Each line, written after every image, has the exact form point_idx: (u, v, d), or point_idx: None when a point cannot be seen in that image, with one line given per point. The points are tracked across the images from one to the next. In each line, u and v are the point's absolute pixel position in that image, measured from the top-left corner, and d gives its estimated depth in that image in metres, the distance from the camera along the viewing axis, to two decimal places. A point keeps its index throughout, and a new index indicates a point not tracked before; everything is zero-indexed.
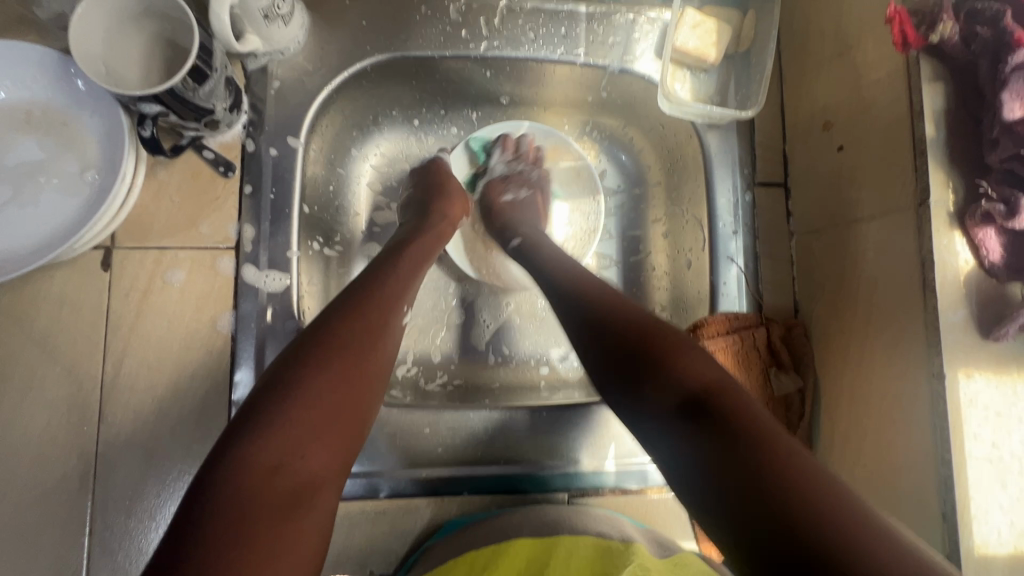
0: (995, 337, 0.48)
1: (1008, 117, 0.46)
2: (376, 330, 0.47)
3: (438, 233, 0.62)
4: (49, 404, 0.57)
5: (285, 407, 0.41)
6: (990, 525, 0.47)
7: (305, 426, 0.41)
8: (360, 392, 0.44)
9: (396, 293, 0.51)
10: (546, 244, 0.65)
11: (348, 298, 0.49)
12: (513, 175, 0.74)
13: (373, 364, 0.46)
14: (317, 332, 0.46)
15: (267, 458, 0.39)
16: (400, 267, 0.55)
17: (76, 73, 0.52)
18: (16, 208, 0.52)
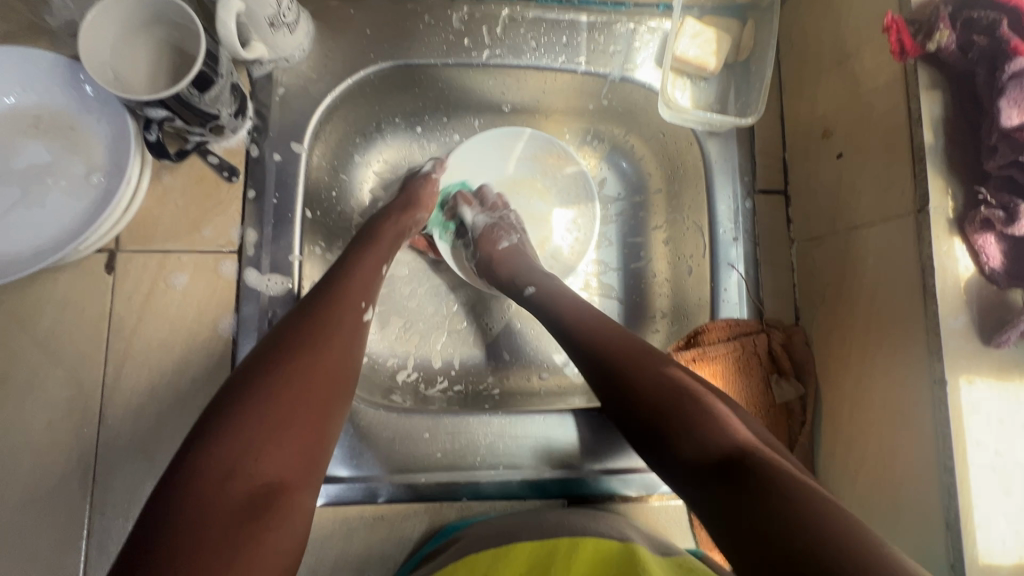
0: (997, 344, 0.48)
1: (1006, 123, 0.46)
2: (335, 331, 0.48)
3: (400, 234, 0.63)
4: (50, 406, 0.57)
5: (246, 407, 0.41)
6: (995, 534, 0.46)
7: (266, 425, 0.41)
8: (322, 389, 0.45)
9: (354, 294, 0.52)
10: (557, 291, 0.63)
11: (311, 302, 0.50)
12: (496, 223, 0.72)
13: (336, 362, 0.47)
14: (280, 336, 0.46)
15: (228, 457, 0.39)
16: (361, 267, 0.56)
17: (86, 79, 0.53)
18: (23, 211, 0.52)
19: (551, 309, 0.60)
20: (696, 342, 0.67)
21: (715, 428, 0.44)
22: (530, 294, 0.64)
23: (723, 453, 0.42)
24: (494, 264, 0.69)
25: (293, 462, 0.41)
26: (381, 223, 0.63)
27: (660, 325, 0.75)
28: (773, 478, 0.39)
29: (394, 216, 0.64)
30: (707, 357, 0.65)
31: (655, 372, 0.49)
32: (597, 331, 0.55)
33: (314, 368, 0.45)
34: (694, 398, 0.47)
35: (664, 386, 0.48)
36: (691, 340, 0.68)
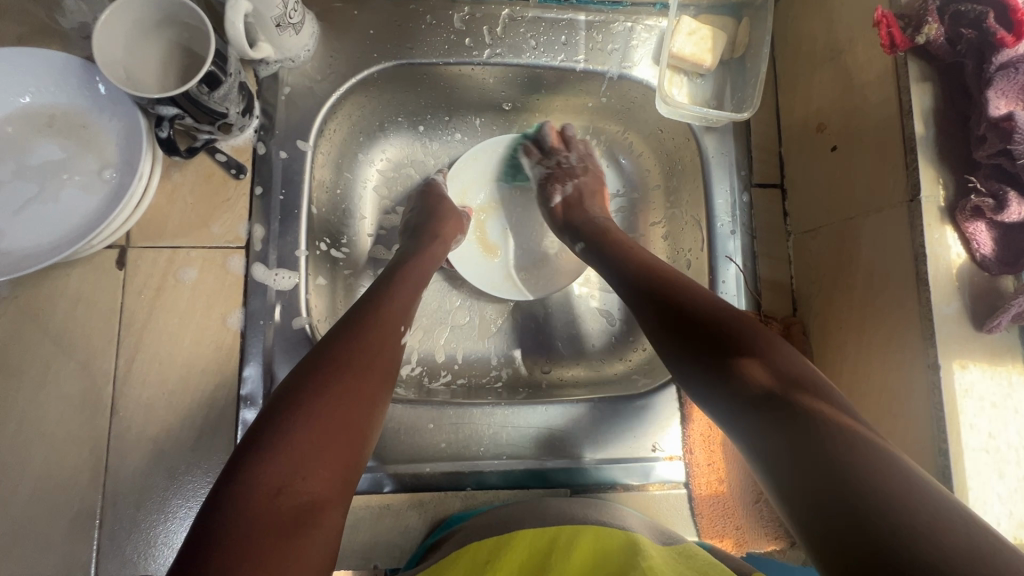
0: (989, 329, 0.49)
1: (993, 113, 0.48)
2: (379, 356, 0.49)
3: (430, 255, 0.64)
4: (63, 398, 0.58)
5: (296, 423, 0.41)
6: (990, 515, 0.47)
7: (314, 446, 0.41)
8: (360, 409, 0.45)
9: (395, 316, 0.53)
10: (603, 233, 0.66)
11: (350, 321, 0.51)
12: (569, 168, 0.75)
13: (377, 381, 0.48)
14: (319, 358, 0.47)
15: (271, 480, 0.39)
16: (396, 289, 0.56)
17: (99, 79, 0.55)
18: (38, 207, 0.54)
19: (605, 246, 0.64)
20: None
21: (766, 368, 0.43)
22: (580, 250, 0.67)
23: (763, 386, 0.42)
24: (558, 220, 0.72)
25: (338, 475, 0.42)
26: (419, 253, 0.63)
27: None
28: (850, 462, 0.35)
29: (430, 242, 0.66)
30: None
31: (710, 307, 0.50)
32: (646, 267, 0.57)
33: (359, 389, 0.46)
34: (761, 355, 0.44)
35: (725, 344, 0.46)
36: None
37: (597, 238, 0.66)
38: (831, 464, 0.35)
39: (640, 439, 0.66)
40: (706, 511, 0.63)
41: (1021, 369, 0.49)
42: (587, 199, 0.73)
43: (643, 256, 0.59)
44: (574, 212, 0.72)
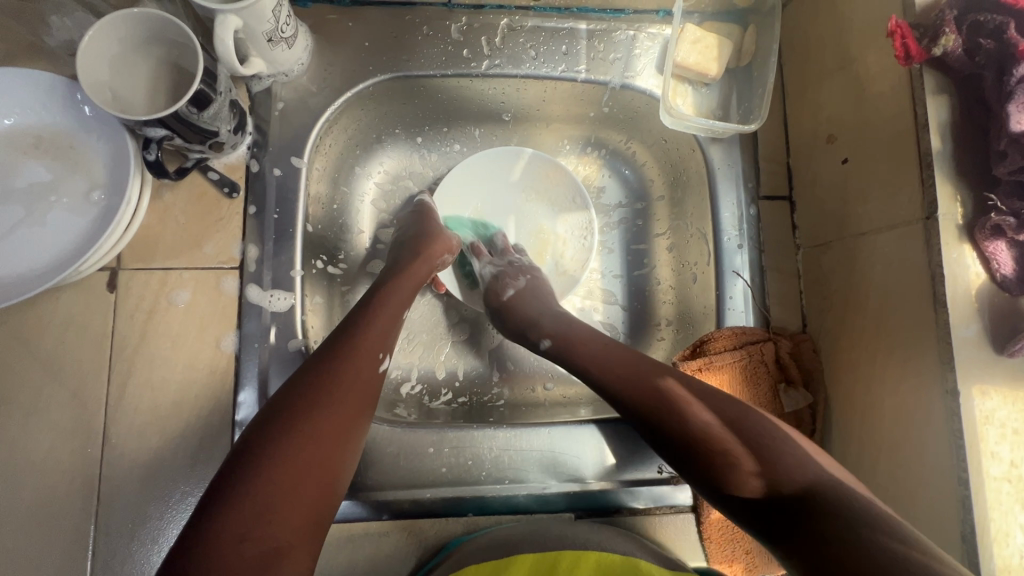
0: (1010, 352, 0.47)
1: (1015, 128, 0.45)
2: (360, 390, 0.48)
3: (409, 276, 0.61)
4: (53, 425, 0.57)
5: (264, 466, 0.41)
6: (1012, 547, 0.46)
7: (279, 489, 0.40)
8: (335, 447, 0.44)
9: (373, 342, 0.51)
10: (575, 336, 0.61)
11: (330, 348, 0.50)
12: (504, 271, 0.70)
13: (354, 417, 0.47)
14: (294, 392, 0.46)
15: (232, 529, 0.38)
16: (381, 313, 0.55)
17: (84, 99, 0.53)
18: (24, 231, 0.52)
19: (571, 362, 0.59)
20: (702, 351, 0.66)
21: (779, 464, 0.46)
22: (547, 349, 0.62)
23: (792, 487, 0.45)
24: (500, 317, 0.67)
25: (310, 519, 0.41)
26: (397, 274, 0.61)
27: (665, 333, 0.75)
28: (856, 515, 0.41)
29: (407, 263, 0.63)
30: (714, 367, 0.64)
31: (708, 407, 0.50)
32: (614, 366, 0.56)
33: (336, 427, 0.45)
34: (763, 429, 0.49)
35: (725, 418, 0.49)
36: (697, 349, 0.67)
37: (527, 326, 0.65)
38: (834, 530, 0.40)
39: (647, 461, 0.64)
40: (716, 537, 0.61)
41: None
42: (541, 297, 0.68)
43: (602, 348, 0.58)
44: (512, 313, 0.66)
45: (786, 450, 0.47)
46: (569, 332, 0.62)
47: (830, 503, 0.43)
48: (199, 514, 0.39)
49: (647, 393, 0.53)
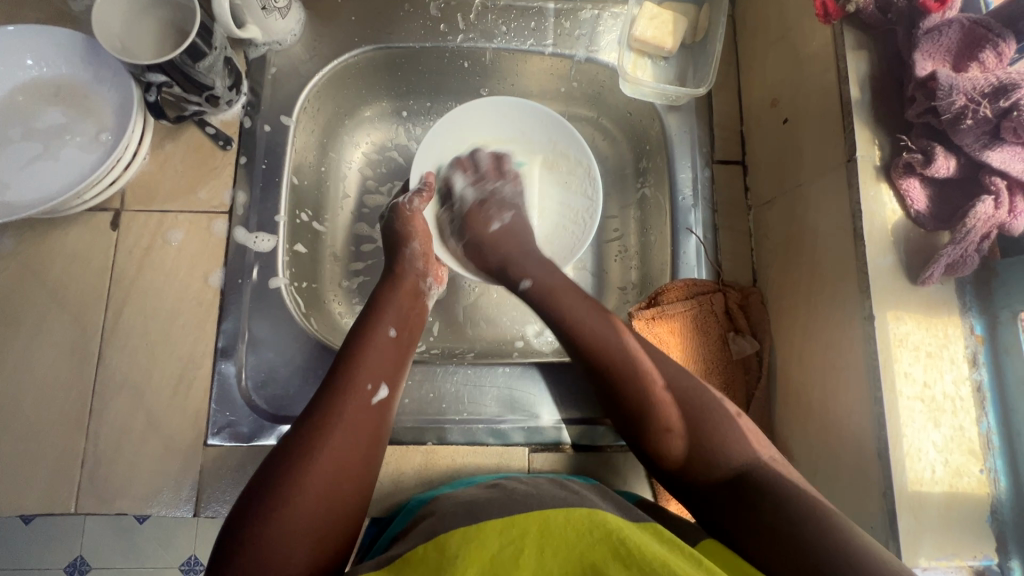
0: (923, 280, 0.50)
1: (920, 73, 0.50)
2: (354, 428, 0.51)
3: (410, 296, 0.65)
4: (54, 346, 0.63)
5: (267, 516, 0.45)
6: (924, 462, 0.48)
7: (284, 533, 0.45)
8: (335, 484, 0.48)
9: (364, 378, 0.55)
10: (557, 286, 0.64)
11: (324, 393, 0.54)
12: (486, 199, 0.75)
13: (352, 459, 0.50)
14: (291, 441, 0.50)
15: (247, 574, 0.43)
16: (376, 346, 0.58)
17: (99, 53, 0.61)
18: (39, 165, 0.59)
19: (548, 308, 0.62)
20: (657, 302, 0.70)
21: (719, 443, 0.49)
22: (525, 289, 0.65)
23: (728, 468, 0.47)
24: (483, 246, 0.71)
25: (318, 557, 0.46)
26: (384, 303, 0.63)
27: (628, 295, 0.79)
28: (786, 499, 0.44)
29: (388, 290, 0.65)
30: (666, 315, 0.68)
31: (657, 386, 0.53)
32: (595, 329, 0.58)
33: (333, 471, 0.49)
34: (701, 404, 0.51)
35: (681, 386, 0.52)
36: (652, 301, 0.71)
37: (511, 262, 0.69)
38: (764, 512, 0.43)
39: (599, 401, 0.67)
40: None
41: (956, 321, 0.51)
42: (522, 229, 0.73)
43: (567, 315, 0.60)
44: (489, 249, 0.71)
45: (733, 432, 0.49)
46: (544, 286, 0.64)
47: (759, 477, 0.46)
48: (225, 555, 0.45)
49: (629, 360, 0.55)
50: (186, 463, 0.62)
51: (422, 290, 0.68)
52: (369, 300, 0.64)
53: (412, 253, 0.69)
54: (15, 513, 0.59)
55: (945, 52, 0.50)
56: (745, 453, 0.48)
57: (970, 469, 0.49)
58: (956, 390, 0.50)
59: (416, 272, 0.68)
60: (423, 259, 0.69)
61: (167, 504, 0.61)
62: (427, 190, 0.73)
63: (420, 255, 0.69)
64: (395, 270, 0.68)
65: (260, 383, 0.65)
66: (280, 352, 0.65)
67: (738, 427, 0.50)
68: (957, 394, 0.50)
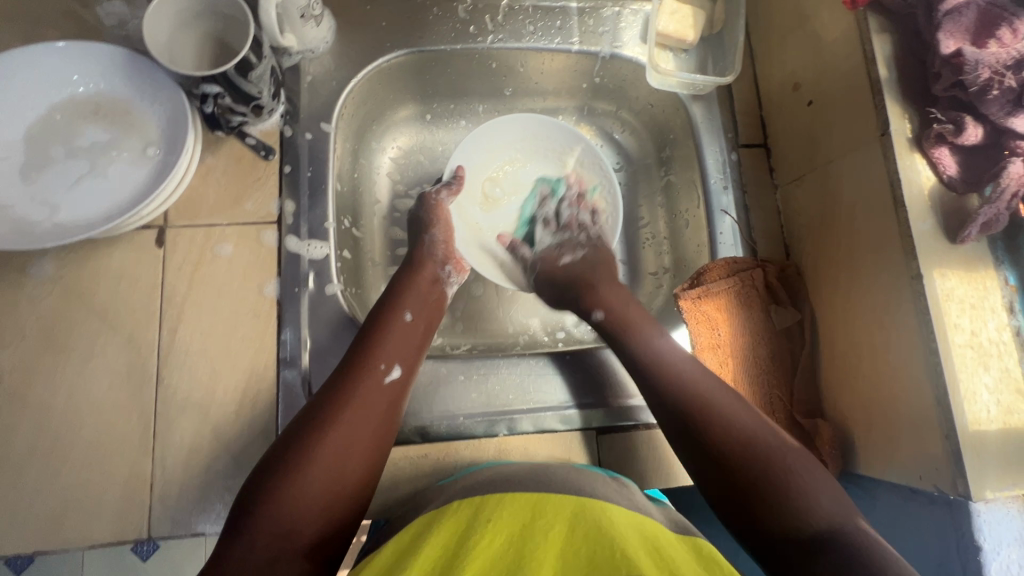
0: (961, 239, 0.55)
1: (945, 51, 0.55)
2: (363, 405, 0.54)
3: (422, 279, 0.67)
4: (109, 370, 0.61)
5: (279, 486, 0.48)
6: (980, 404, 0.53)
7: (292, 496, 0.48)
8: (346, 454, 0.51)
9: (376, 359, 0.58)
10: (630, 317, 0.66)
11: (338, 376, 0.57)
12: (562, 244, 0.77)
13: (360, 434, 0.53)
14: (304, 419, 0.53)
15: (261, 527, 0.47)
16: (393, 330, 0.61)
17: (142, 67, 0.59)
18: (88, 184, 0.57)
19: (621, 342, 0.64)
20: (701, 281, 0.73)
21: (816, 497, 0.50)
22: (598, 320, 0.67)
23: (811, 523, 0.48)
24: (556, 279, 0.72)
25: (323, 519, 0.49)
26: (402, 289, 0.65)
27: (663, 280, 0.82)
28: (859, 553, 0.45)
29: (408, 277, 0.67)
30: (711, 293, 0.72)
31: (726, 430, 0.54)
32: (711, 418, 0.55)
33: (340, 445, 0.51)
34: (737, 434, 0.54)
35: (777, 450, 0.53)
36: (695, 280, 0.74)
37: (584, 288, 0.69)
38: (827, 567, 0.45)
39: None
40: None
41: (993, 274, 0.55)
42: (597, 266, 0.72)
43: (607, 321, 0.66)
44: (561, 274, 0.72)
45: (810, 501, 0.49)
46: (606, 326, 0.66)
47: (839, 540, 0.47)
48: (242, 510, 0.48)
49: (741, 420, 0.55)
50: None
51: (440, 276, 0.69)
52: (389, 287, 0.66)
53: (432, 240, 0.71)
54: (87, 544, 0.57)
55: (964, 30, 0.55)
56: (823, 505, 0.49)
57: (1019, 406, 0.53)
58: (1000, 336, 0.54)
59: (434, 258, 0.70)
60: (445, 247, 0.71)
61: None
62: (456, 183, 0.76)
63: (441, 242, 0.71)
64: (413, 257, 0.70)
65: None
66: None
67: (752, 459, 0.52)
68: (1001, 340, 0.54)
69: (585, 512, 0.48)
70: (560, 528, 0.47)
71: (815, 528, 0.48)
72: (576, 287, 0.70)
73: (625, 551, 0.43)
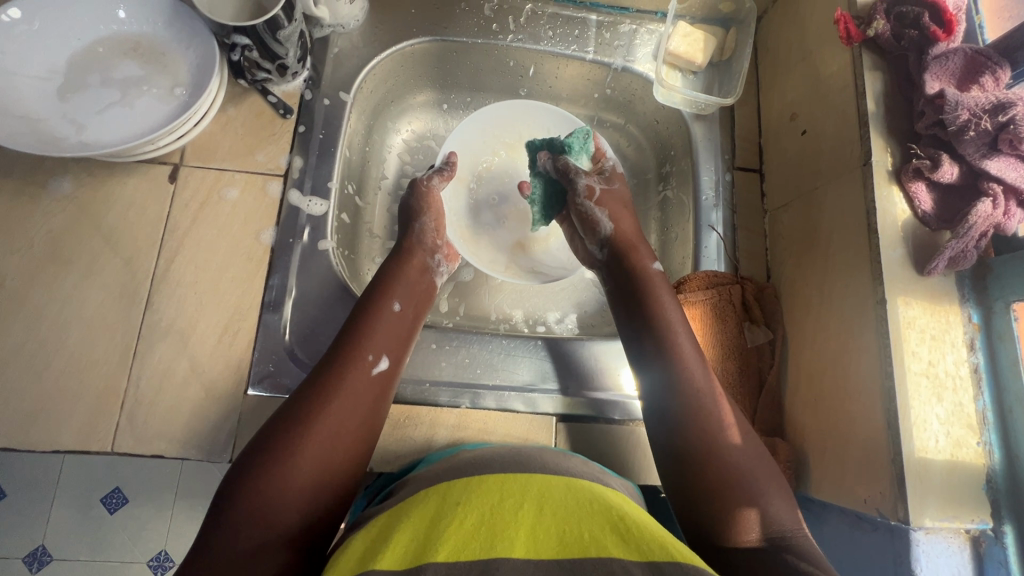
0: (929, 270, 0.56)
1: (929, 91, 0.58)
2: (355, 393, 0.56)
3: (415, 271, 0.69)
4: (104, 288, 0.64)
5: (272, 468, 0.49)
6: (929, 432, 0.53)
7: (287, 477, 0.49)
8: (338, 440, 0.53)
9: (364, 348, 0.59)
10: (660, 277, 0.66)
11: (324, 366, 0.57)
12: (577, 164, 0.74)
13: (348, 424, 0.54)
14: (291, 410, 0.53)
15: (254, 508, 0.47)
16: (380, 322, 0.62)
17: (182, 14, 0.65)
18: (115, 111, 0.63)
19: (652, 298, 0.63)
20: (680, 290, 0.75)
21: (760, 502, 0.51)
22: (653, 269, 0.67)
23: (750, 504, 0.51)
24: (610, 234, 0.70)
25: (316, 500, 0.50)
26: (392, 278, 0.66)
27: None
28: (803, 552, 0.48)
29: (398, 265, 0.68)
30: (688, 302, 0.73)
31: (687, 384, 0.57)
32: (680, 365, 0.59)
33: (330, 438, 0.52)
34: (695, 400, 0.57)
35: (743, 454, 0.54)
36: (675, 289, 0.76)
37: (630, 245, 0.69)
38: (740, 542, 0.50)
39: (624, 379, 0.72)
40: None
41: (957, 309, 0.57)
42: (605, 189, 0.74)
43: (641, 266, 0.67)
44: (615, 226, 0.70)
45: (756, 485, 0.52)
46: (652, 274, 0.66)
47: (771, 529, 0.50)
48: (231, 490, 0.49)
49: (690, 391, 0.57)
50: (225, 411, 0.63)
51: (429, 266, 0.71)
52: (380, 275, 0.67)
53: (422, 228, 0.73)
54: (52, 447, 0.60)
55: (950, 75, 0.58)
56: (772, 513, 0.51)
57: (968, 441, 0.54)
58: (957, 370, 0.55)
59: (424, 247, 0.72)
60: (434, 236, 0.73)
61: (203, 450, 0.62)
62: (449, 171, 0.77)
63: (431, 231, 0.73)
64: (403, 245, 0.71)
65: (303, 340, 0.67)
66: (324, 311, 0.68)
67: (712, 427, 0.56)
68: (957, 374, 0.55)
69: (553, 495, 0.49)
70: (528, 509, 0.47)
71: (767, 530, 0.50)
72: (620, 245, 0.69)
73: (591, 530, 0.45)
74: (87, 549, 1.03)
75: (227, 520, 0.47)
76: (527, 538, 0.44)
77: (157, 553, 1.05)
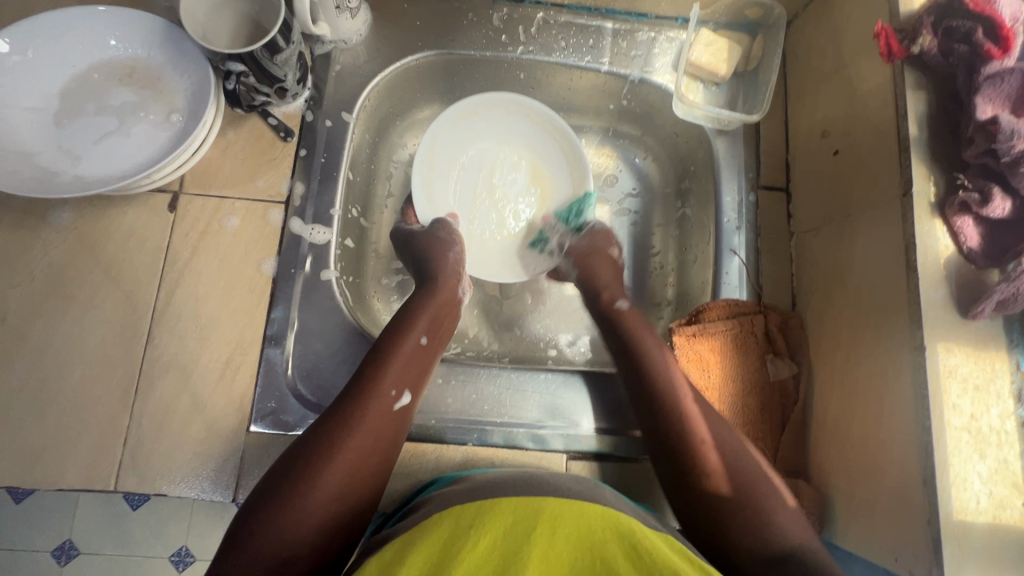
0: (973, 314, 0.52)
1: (980, 116, 0.52)
2: (373, 431, 0.53)
3: (442, 294, 0.66)
4: (105, 322, 0.63)
5: (287, 502, 0.47)
6: (970, 492, 0.49)
7: (300, 515, 0.47)
8: (353, 480, 0.50)
9: (387, 384, 0.56)
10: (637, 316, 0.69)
11: (346, 398, 0.55)
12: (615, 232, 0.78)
13: (367, 457, 0.52)
14: (311, 441, 0.51)
15: (267, 540, 0.46)
16: (401, 358, 0.59)
17: (173, 37, 0.62)
18: (112, 141, 0.61)
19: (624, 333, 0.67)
20: (698, 320, 0.71)
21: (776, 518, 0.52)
22: (620, 308, 0.70)
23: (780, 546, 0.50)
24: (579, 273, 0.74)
25: (328, 539, 0.48)
26: (416, 309, 0.64)
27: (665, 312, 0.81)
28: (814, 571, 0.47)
29: (424, 296, 0.65)
30: (707, 333, 0.70)
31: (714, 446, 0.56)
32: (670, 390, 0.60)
33: (349, 469, 0.50)
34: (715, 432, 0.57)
35: (726, 448, 0.56)
36: (693, 318, 0.72)
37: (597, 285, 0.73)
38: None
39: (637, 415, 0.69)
40: None
41: (1003, 355, 0.52)
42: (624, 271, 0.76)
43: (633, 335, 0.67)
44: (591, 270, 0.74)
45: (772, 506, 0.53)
46: (626, 316, 0.69)
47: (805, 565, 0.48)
48: (247, 522, 0.47)
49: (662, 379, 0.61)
50: (228, 449, 0.62)
51: (456, 299, 0.68)
52: (403, 305, 0.65)
53: (456, 257, 0.70)
54: (57, 486, 0.59)
55: (1005, 97, 0.52)
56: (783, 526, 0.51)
57: (1013, 501, 0.50)
58: (1001, 424, 0.51)
59: (453, 278, 0.68)
60: (457, 266, 0.69)
61: (207, 487, 0.61)
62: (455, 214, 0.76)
63: (457, 261, 0.70)
64: (430, 275, 0.68)
65: (306, 374, 0.65)
66: (329, 344, 0.67)
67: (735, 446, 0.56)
68: (1002, 428, 0.51)
69: (566, 513, 0.48)
70: (542, 528, 0.46)
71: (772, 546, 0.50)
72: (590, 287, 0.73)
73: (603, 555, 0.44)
74: (111, 544, 1.04)
75: (240, 551, 0.45)
76: (542, 559, 0.43)
77: (178, 548, 1.05)
